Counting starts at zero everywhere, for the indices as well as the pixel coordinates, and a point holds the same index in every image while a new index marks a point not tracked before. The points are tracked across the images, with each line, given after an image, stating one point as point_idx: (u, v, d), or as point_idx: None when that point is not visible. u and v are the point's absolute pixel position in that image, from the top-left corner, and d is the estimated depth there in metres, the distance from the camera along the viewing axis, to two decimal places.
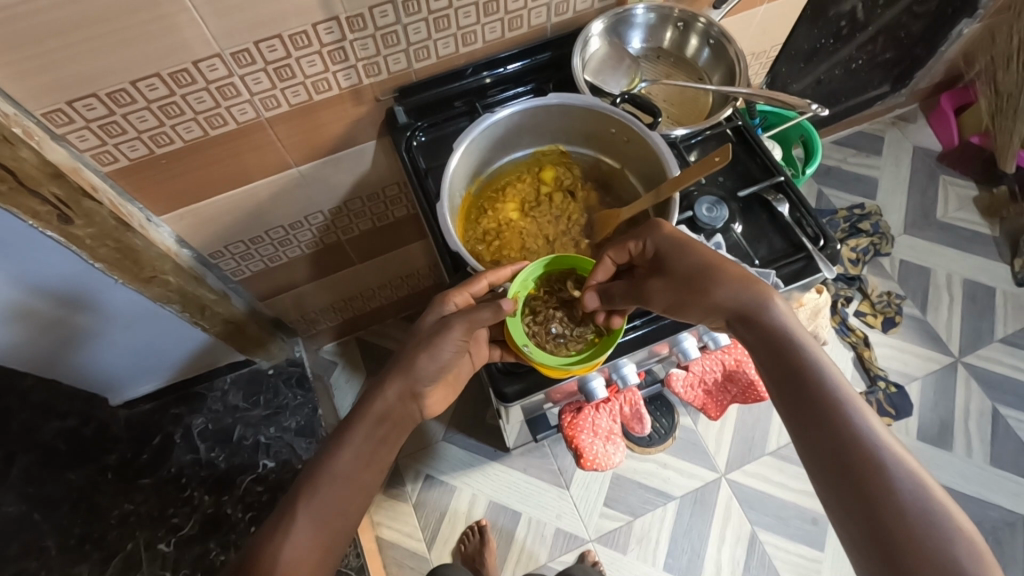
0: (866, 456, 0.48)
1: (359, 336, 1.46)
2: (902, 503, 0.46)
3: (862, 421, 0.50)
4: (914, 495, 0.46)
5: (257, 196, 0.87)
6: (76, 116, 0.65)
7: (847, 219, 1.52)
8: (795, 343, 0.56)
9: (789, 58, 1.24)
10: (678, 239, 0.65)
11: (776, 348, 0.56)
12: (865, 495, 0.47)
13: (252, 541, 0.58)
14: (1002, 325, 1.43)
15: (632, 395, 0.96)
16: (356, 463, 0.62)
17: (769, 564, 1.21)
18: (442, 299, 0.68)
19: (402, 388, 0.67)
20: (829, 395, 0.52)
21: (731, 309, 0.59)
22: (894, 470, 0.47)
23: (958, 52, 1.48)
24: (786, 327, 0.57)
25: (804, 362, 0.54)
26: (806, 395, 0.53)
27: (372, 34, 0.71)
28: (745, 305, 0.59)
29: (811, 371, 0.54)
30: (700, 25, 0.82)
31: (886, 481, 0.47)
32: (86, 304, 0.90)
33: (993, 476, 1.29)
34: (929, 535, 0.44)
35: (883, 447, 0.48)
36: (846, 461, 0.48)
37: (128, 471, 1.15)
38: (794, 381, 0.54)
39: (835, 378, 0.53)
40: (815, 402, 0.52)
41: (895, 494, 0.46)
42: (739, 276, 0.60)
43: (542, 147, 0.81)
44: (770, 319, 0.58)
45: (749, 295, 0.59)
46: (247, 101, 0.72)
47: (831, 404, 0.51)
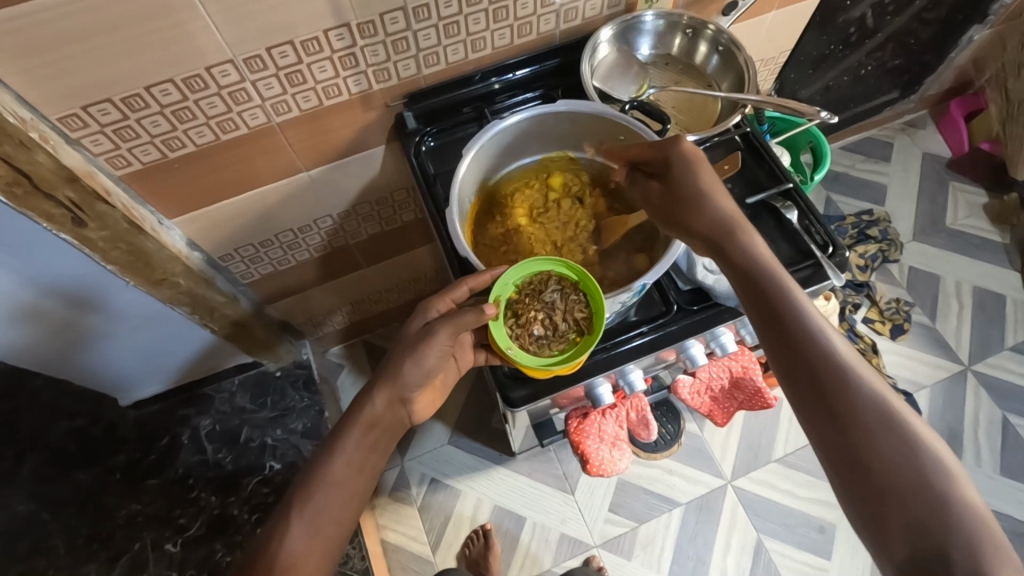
0: (836, 375, 0.51)
1: (366, 339, 1.46)
2: (869, 421, 0.48)
3: (832, 344, 0.52)
4: (881, 411, 0.48)
5: (266, 200, 0.88)
6: (91, 121, 0.66)
7: (855, 226, 1.50)
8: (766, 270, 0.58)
9: (797, 64, 1.23)
10: (691, 158, 0.64)
11: (751, 276, 0.58)
12: (835, 411, 0.49)
13: (258, 543, 0.59)
14: (1012, 333, 1.41)
15: (639, 402, 0.94)
16: (346, 470, 0.63)
17: (774, 572, 1.21)
18: (425, 306, 0.70)
19: (389, 396, 0.67)
20: (802, 320, 0.54)
21: (709, 233, 0.62)
22: (858, 384, 0.50)
23: (969, 59, 1.47)
24: (760, 253, 0.60)
25: (777, 290, 0.57)
26: (779, 320, 0.55)
27: (383, 40, 0.72)
28: (724, 225, 0.62)
29: (784, 299, 0.56)
30: (709, 32, 0.82)
31: (855, 400, 0.49)
32: (97, 305, 0.91)
33: (1002, 485, 1.28)
34: (891, 438, 0.47)
35: (851, 366, 0.51)
36: (817, 383, 0.51)
37: (136, 472, 1.16)
38: (763, 304, 0.56)
39: (806, 304, 0.55)
40: (788, 327, 0.54)
41: (863, 412, 0.48)
42: (724, 197, 0.63)
43: (550, 152, 0.81)
44: (744, 248, 0.60)
45: (728, 218, 0.62)
46: (259, 106, 0.73)
47: (805, 330, 0.53)
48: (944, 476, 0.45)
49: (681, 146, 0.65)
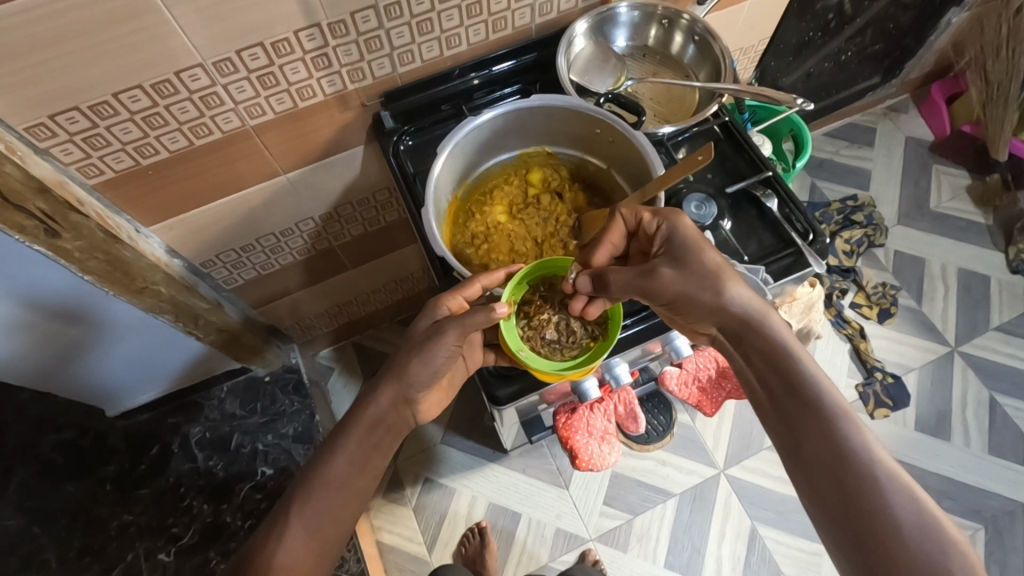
0: (858, 468, 0.52)
1: (356, 341, 1.46)
2: (889, 513, 0.49)
3: (857, 437, 0.54)
4: (904, 504, 0.50)
5: (246, 204, 0.87)
6: (59, 129, 0.65)
7: (840, 212, 1.52)
8: (794, 359, 0.59)
9: (778, 52, 1.23)
10: (696, 237, 0.65)
11: (773, 361, 0.60)
12: (856, 507, 0.51)
13: (247, 549, 0.59)
14: (998, 313, 1.42)
15: (627, 395, 0.96)
16: (351, 469, 0.63)
17: (769, 559, 1.21)
18: (435, 303, 0.67)
19: (395, 394, 0.66)
20: (825, 409, 0.56)
21: (733, 319, 0.63)
22: (886, 486, 0.51)
23: (948, 42, 1.47)
24: (785, 344, 0.61)
25: (800, 379, 0.58)
26: (799, 408, 0.57)
27: (355, 39, 0.71)
28: (746, 315, 0.63)
29: (814, 393, 0.57)
30: (684, 21, 0.82)
31: (877, 493, 0.50)
32: (77, 317, 0.90)
33: (991, 465, 1.29)
34: (917, 542, 0.48)
35: (879, 463, 0.52)
36: (837, 475, 0.52)
37: (126, 482, 1.15)
38: (791, 395, 0.58)
39: (834, 397, 0.56)
40: (811, 415, 0.56)
41: (885, 504, 0.50)
42: (744, 285, 0.63)
43: (528, 148, 0.80)
44: (769, 335, 0.62)
45: (752, 306, 0.63)
46: (232, 110, 0.72)
47: (827, 419, 0.55)
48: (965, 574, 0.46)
49: (685, 222, 0.65)
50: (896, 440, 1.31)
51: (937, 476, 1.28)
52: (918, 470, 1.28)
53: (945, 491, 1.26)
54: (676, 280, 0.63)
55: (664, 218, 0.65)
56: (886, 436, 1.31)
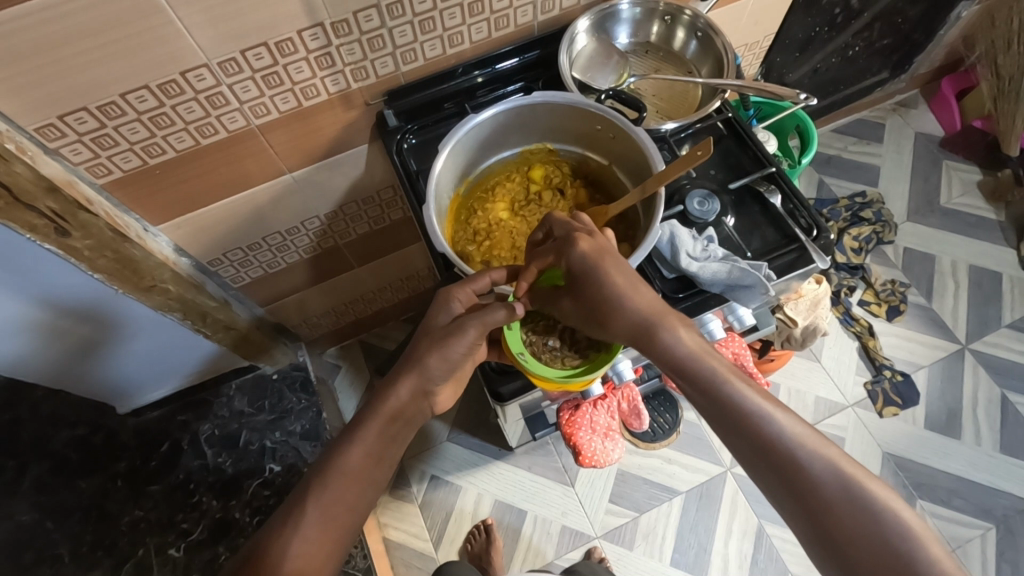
0: (784, 456, 0.51)
1: (362, 339, 1.47)
2: (826, 494, 0.49)
3: (777, 424, 0.53)
4: (834, 481, 0.49)
5: (252, 203, 0.88)
6: (68, 129, 0.66)
7: (849, 208, 1.50)
8: (696, 363, 0.58)
9: (784, 48, 1.22)
10: (594, 256, 0.62)
11: (680, 366, 0.58)
12: (796, 493, 0.50)
13: (258, 539, 0.57)
14: (1009, 310, 1.41)
15: (630, 393, 0.96)
16: (368, 460, 0.61)
17: (776, 557, 1.21)
18: (447, 297, 0.66)
19: (415, 386, 0.65)
20: (736, 405, 0.54)
21: (630, 335, 0.61)
22: (813, 466, 0.50)
23: (958, 36, 1.46)
24: (686, 349, 0.59)
25: (708, 381, 0.56)
26: (715, 408, 0.55)
27: (359, 38, 0.72)
28: (644, 327, 0.60)
29: (721, 390, 0.56)
30: (687, 17, 0.82)
31: (808, 476, 0.50)
32: (89, 315, 0.91)
33: (1003, 463, 1.27)
34: (855, 515, 0.48)
35: (802, 445, 0.51)
36: (770, 466, 0.52)
37: (138, 478, 1.16)
38: (706, 396, 0.56)
39: (743, 391, 0.55)
40: (727, 415, 0.54)
41: (816, 486, 0.49)
42: (638, 295, 0.61)
43: (530, 145, 0.81)
44: (667, 345, 0.59)
45: (644, 317, 0.61)
46: (237, 110, 0.73)
47: (744, 415, 0.54)
48: (913, 539, 0.46)
49: (579, 249, 0.63)
50: (905, 439, 1.30)
51: (947, 475, 1.26)
52: (928, 469, 1.27)
53: (955, 490, 1.25)
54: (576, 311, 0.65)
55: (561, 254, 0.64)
56: (895, 435, 1.30)
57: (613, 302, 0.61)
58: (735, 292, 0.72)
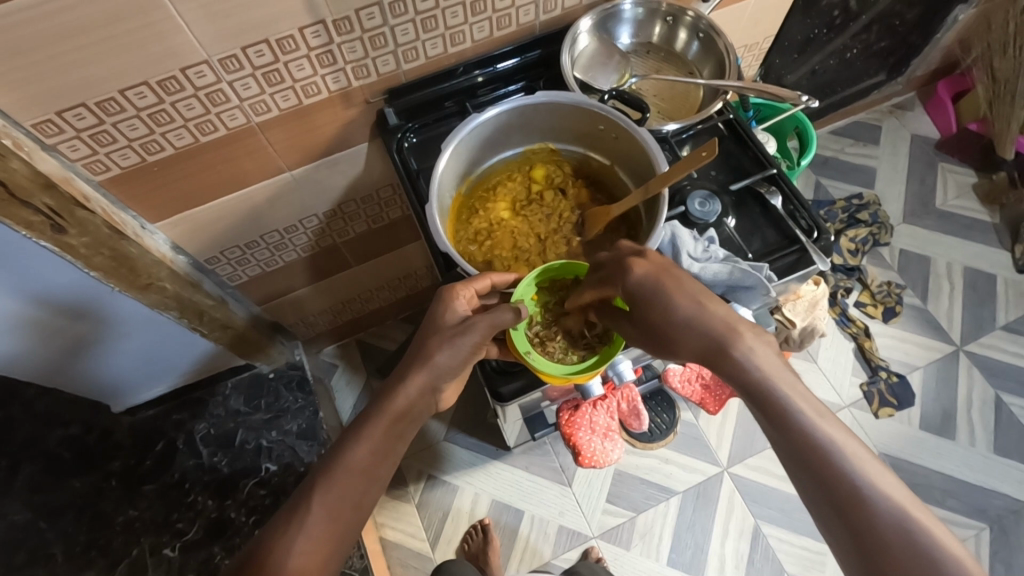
0: (845, 489, 0.48)
1: (359, 338, 1.46)
2: (884, 529, 0.46)
3: (843, 456, 0.49)
4: (893, 520, 0.46)
5: (250, 201, 0.88)
6: (66, 126, 0.65)
7: (845, 210, 1.51)
8: (769, 385, 0.54)
9: (783, 49, 1.22)
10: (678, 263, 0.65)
11: (749, 384, 0.55)
12: (850, 525, 0.47)
13: (260, 537, 0.57)
14: (1004, 312, 1.42)
15: (630, 393, 0.95)
16: (373, 457, 0.60)
17: (773, 557, 1.21)
18: (452, 296, 0.66)
19: (425, 382, 0.64)
20: (805, 434, 0.51)
21: (700, 348, 0.58)
22: (875, 503, 0.47)
23: (954, 40, 1.47)
24: (757, 368, 0.55)
25: (777, 403, 0.53)
26: (779, 433, 0.52)
27: (360, 36, 0.71)
28: (712, 341, 0.57)
29: (790, 416, 0.52)
30: (688, 18, 0.82)
31: (866, 512, 0.47)
32: (85, 313, 0.90)
33: (997, 464, 1.28)
34: (913, 554, 0.44)
35: (866, 479, 0.48)
36: (828, 497, 0.48)
37: (132, 478, 1.15)
38: (772, 419, 0.53)
39: (811, 417, 0.52)
40: (793, 440, 0.51)
41: (873, 524, 0.46)
42: (718, 306, 0.59)
43: (532, 145, 0.80)
44: (739, 361, 0.56)
45: (716, 327, 0.58)
46: (237, 107, 0.72)
47: (809, 440, 0.50)
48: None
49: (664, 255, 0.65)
50: (900, 440, 1.30)
51: (942, 475, 1.27)
52: (922, 469, 1.28)
53: (950, 490, 1.26)
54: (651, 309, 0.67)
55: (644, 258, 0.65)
56: (890, 435, 1.31)
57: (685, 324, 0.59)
58: (736, 294, 0.72)
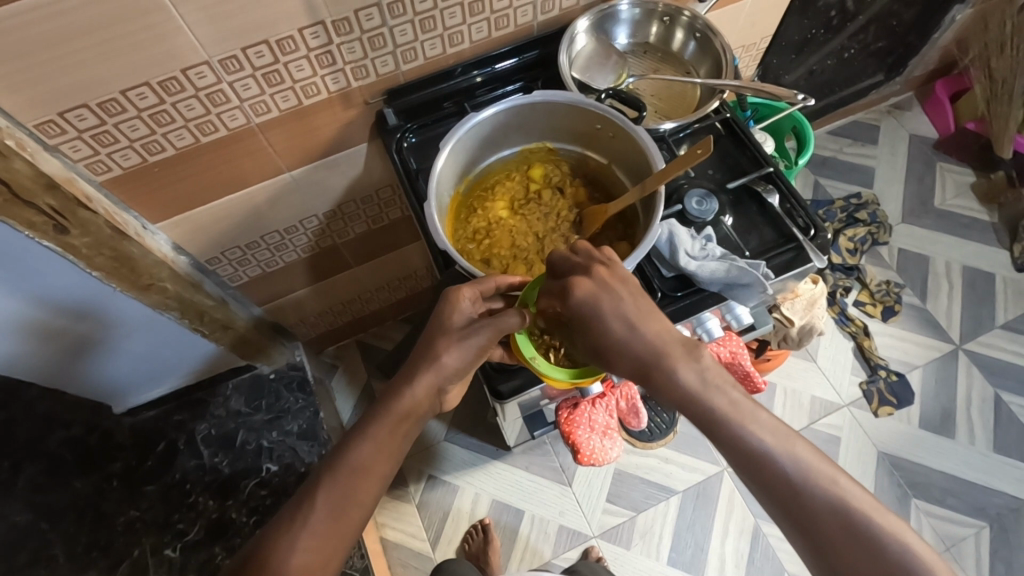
0: (790, 496, 0.48)
1: (359, 339, 1.47)
2: (837, 532, 0.46)
3: (785, 461, 0.49)
4: (840, 519, 0.46)
5: (251, 202, 0.88)
6: (68, 126, 0.66)
7: (844, 210, 1.51)
8: (704, 400, 0.52)
9: (780, 49, 1.23)
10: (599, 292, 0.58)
11: (682, 400, 0.53)
12: (804, 529, 0.47)
13: (264, 534, 0.57)
14: (1002, 310, 1.42)
15: (629, 391, 0.96)
16: (377, 458, 0.61)
17: (773, 556, 1.22)
18: (458, 298, 0.66)
19: (431, 383, 0.64)
20: (749, 448, 0.50)
21: (634, 368, 0.56)
22: (826, 506, 0.47)
23: (952, 39, 1.47)
24: (688, 384, 0.53)
25: (711, 416, 0.52)
26: (725, 448, 0.51)
27: (359, 37, 0.72)
28: (645, 360, 0.55)
29: (732, 432, 0.51)
30: (685, 18, 0.83)
31: (812, 515, 0.47)
32: (86, 313, 0.91)
33: (996, 463, 1.28)
34: (870, 553, 0.45)
35: (815, 481, 0.48)
36: (780, 505, 0.48)
37: (133, 478, 1.16)
38: (714, 435, 0.52)
39: (752, 429, 0.50)
40: (740, 455, 0.50)
41: (827, 529, 0.46)
42: (647, 322, 0.57)
43: (530, 144, 0.81)
44: (673, 381, 0.54)
45: (643, 346, 0.56)
46: (238, 107, 0.73)
47: (748, 450, 0.50)
48: (925, 572, 0.44)
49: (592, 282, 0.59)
50: (900, 438, 1.30)
51: (942, 474, 1.27)
52: (922, 468, 1.28)
53: (950, 489, 1.26)
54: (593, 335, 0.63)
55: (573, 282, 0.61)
56: (890, 434, 1.31)
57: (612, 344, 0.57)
58: (734, 291, 0.72)
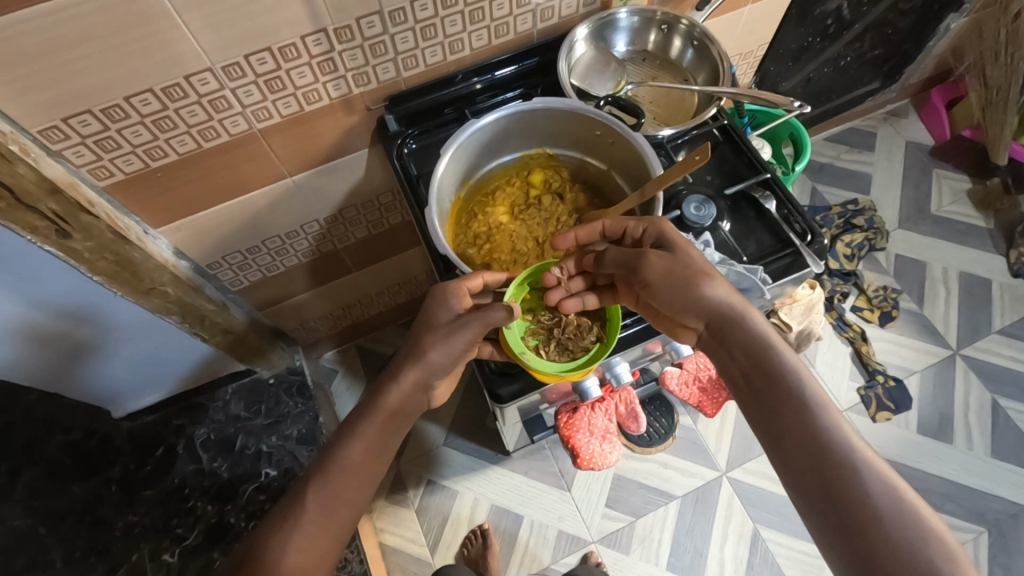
0: (835, 454, 0.51)
1: (359, 344, 1.47)
2: (865, 491, 0.49)
3: (837, 427, 0.53)
4: (879, 485, 0.49)
5: (252, 207, 0.89)
6: (71, 132, 0.66)
7: (841, 216, 1.52)
8: (774, 352, 0.59)
9: (777, 57, 1.24)
10: (681, 237, 0.67)
11: (754, 355, 0.60)
12: (831, 485, 0.50)
13: (256, 536, 0.58)
14: (999, 316, 1.43)
15: (628, 395, 0.96)
16: (366, 455, 0.62)
17: (772, 562, 1.22)
18: (445, 294, 0.67)
19: (419, 378, 0.66)
20: (804, 401, 0.55)
21: (713, 314, 0.63)
22: (862, 471, 0.50)
23: (947, 47, 1.49)
24: (764, 339, 0.60)
25: (779, 371, 0.58)
26: (777, 399, 0.56)
27: (361, 44, 0.73)
28: (728, 311, 0.63)
29: (793, 384, 0.56)
30: (683, 26, 0.84)
31: (856, 482, 0.50)
32: (85, 317, 0.91)
33: (994, 468, 1.29)
34: (890, 518, 0.48)
35: (855, 448, 0.52)
36: (815, 458, 0.52)
37: (132, 483, 1.16)
38: (769, 386, 0.57)
39: (812, 387, 0.56)
40: (792, 406, 0.55)
41: (854, 486, 0.50)
42: (725, 285, 0.64)
43: (530, 150, 0.82)
44: (749, 330, 0.61)
45: (732, 302, 0.63)
46: (240, 113, 0.73)
47: (807, 408, 0.55)
48: (940, 547, 0.46)
49: (669, 226, 0.68)
50: (898, 443, 1.31)
51: (940, 479, 1.28)
52: (921, 473, 1.28)
53: (947, 494, 1.26)
54: (659, 269, 0.65)
55: (649, 222, 0.69)
56: (888, 439, 1.31)
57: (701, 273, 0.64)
58: None
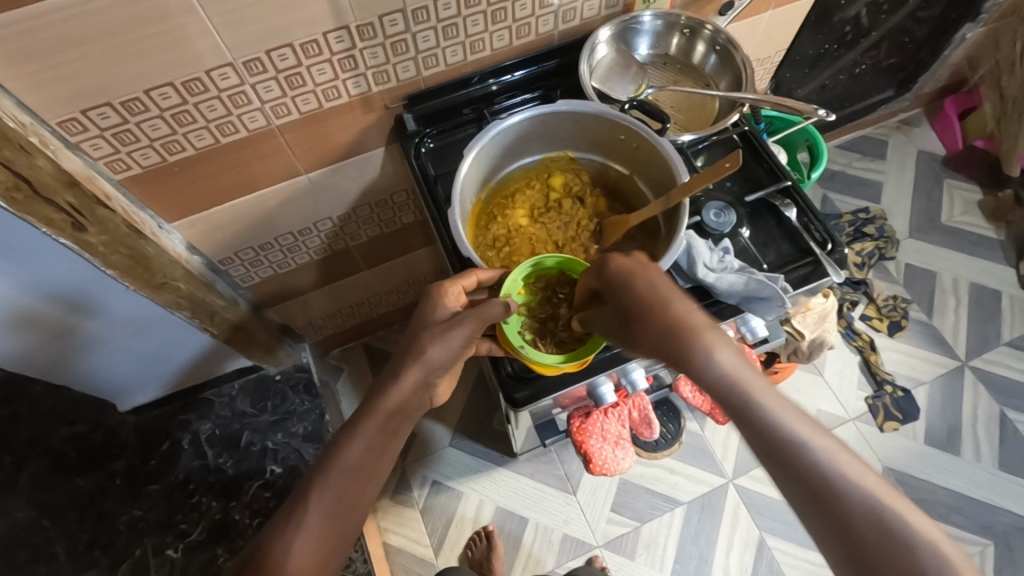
0: (819, 487, 0.46)
1: (365, 342, 1.46)
2: (862, 526, 0.44)
3: (816, 451, 0.47)
4: (871, 513, 0.45)
5: (266, 204, 0.88)
6: (91, 124, 0.66)
7: (852, 224, 1.52)
8: (728, 378, 0.52)
9: (793, 63, 1.24)
10: (623, 271, 0.61)
11: (713, 389, 0.53)
12: (826, 519, 0.46)
13: (257, 542, 0.57)
14: (1009, 328, 1.42)
15: (640, 401, 0.96)
16: (368, 455, 0.61)
17: (777, 570, 1.21)
18: (440, 293, 0.67)
19: (418, 377, 0.65)
20: (772, 431, 0.49)
21: (664, 347, 0.56)
22: (852, 500, 0.45)
23: (963, 57, 1.48)
24: (720, 362, 0.53)
25: (742, 398, 0.51)
26: (750, 430, 0.50)
27: (382, 42, 0.72)
28: (677, 342, 0.55)
29: (756, 412, 0.50)
30: (707, 31, 0.83)
31: (851, 524, 0.45)
32: (94, 310, 0.90)
33: (1002, 480, 1.28)
34: (895, 549, 0.43)
35: (839, 474, 0.46)
36: (805, 495, 0.47)
37: (137, 477, 1.16)
38: (735, 415, 0.51)
39: (778, 411, 0.50)
40: (764, 438, 0.49)
41: (850, 519, 0.45)
42: (667, 313, 0.57)
43: (551, 153, 0.81)
44: (702, 360, 0.54)
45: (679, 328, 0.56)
46: (259, 109, 0.73)
47: (783, 439, 0.48)
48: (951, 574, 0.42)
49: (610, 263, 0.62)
50: (907, 454, 1.30)
51: (948, 491, 1.27)
52: (929, 484, 1.28)
53: (954, 506, 1.26)
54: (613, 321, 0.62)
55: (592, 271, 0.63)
56: (896, 449, 1.31)
57: (648, 309, 0.58)
58: (752, 304, 0.73)
